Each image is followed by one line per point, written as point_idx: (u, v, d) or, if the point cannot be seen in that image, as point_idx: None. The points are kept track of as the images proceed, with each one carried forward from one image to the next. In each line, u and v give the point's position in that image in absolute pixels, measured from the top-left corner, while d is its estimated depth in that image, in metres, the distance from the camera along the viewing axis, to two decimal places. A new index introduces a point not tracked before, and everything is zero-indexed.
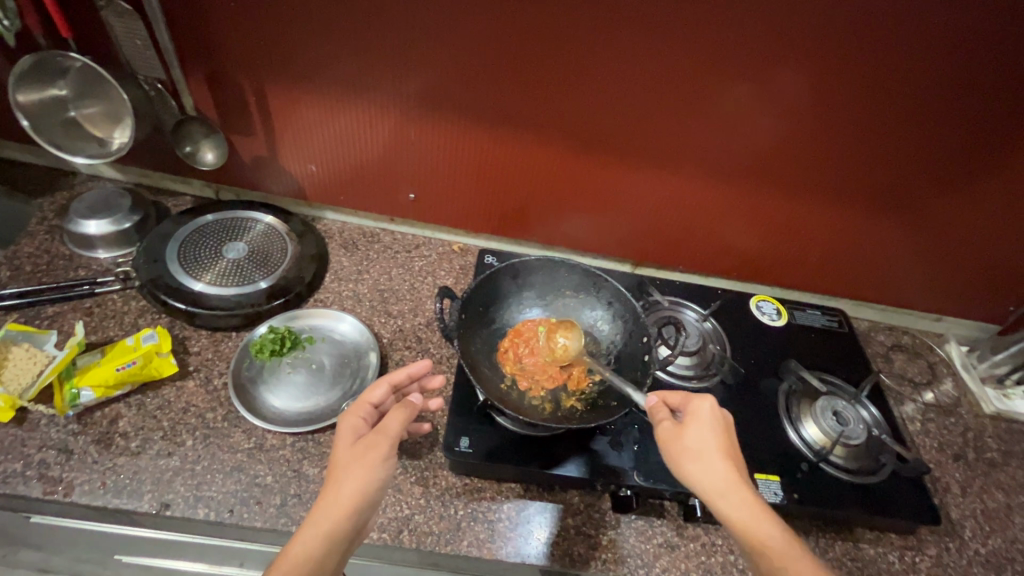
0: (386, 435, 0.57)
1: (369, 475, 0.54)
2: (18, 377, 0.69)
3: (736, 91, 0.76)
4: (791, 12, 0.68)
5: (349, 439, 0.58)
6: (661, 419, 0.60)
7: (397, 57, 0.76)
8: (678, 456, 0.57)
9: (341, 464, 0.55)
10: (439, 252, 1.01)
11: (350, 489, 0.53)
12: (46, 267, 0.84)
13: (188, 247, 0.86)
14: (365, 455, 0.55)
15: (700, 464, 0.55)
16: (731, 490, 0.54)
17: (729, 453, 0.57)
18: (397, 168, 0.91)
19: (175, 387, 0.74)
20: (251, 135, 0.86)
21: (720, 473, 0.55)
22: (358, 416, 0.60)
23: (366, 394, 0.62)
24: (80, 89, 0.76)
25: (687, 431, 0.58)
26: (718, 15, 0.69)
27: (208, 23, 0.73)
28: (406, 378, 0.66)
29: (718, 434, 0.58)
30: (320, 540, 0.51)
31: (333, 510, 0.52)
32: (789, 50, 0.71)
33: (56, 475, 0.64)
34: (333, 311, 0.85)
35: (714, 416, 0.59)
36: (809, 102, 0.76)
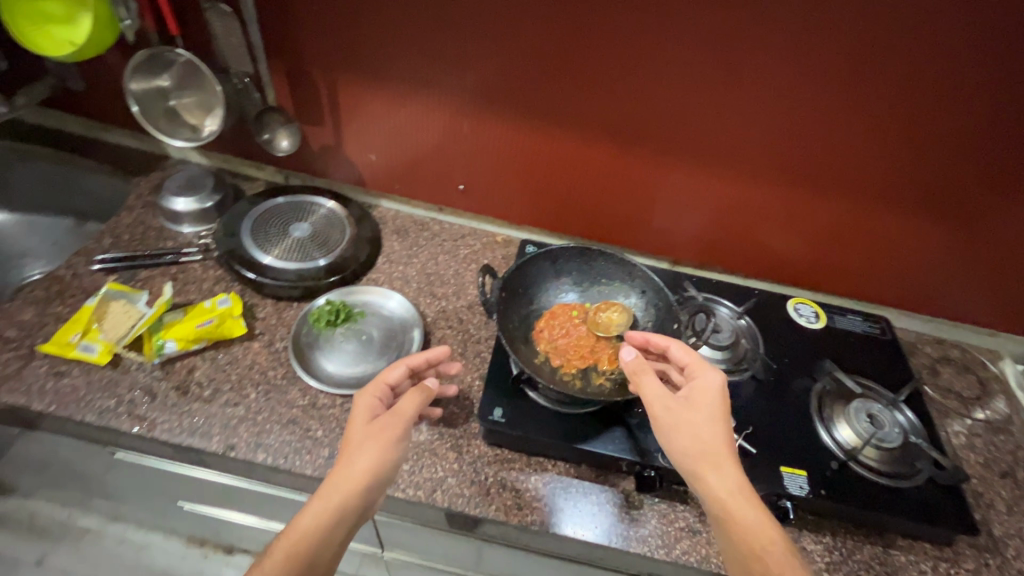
0: (402, 416, 0.64)
1: (384, 451, 0.61)
2: (116, 327, 0.79)
3: (775, 90, 0.79)
4: (835, 13, 0.70)
5: (365, 417, 0.64)
6: (670, 408, 0.62)
7: (456, 56, 0.83)
8: (700, 466, 0.58)
9: (358, 441, 0.61)
10: (484, 241, 1.06)
11: (363, 465, 0.59)
12: (141, 237, 0.96)
13: (260, 224, 0.95)
14: (385, 432, 0.62)
15: (718, 474, 0.58)
16: (742, 491, 0.57)
17: (724, 429, 0.61)
18: (449, 159, 0.97)
19: (243, 346, 0.83)
20: (321, 127, 0.95)
21: (703, 443, 0.59)
22: (374, 396, 0.67)
23: (385, 373, 0.69)
24: (181, 81, 0.87)
25: (676, 401, 0.63)
26: (763, 15, 0.72)
27: (293, 23, 0.82)
28: (424, 364, 0.73)
29: (710, 407, 0.62)
30: (332, 509, 0.57)
31: (344, 485, 0.58)
32: (830, 50, 0.73)
33: (141, 413, 0.74)
34: (383, 289, 0.92)
35: (709, 391, 0.63)
36: (848, 102, 0.78)
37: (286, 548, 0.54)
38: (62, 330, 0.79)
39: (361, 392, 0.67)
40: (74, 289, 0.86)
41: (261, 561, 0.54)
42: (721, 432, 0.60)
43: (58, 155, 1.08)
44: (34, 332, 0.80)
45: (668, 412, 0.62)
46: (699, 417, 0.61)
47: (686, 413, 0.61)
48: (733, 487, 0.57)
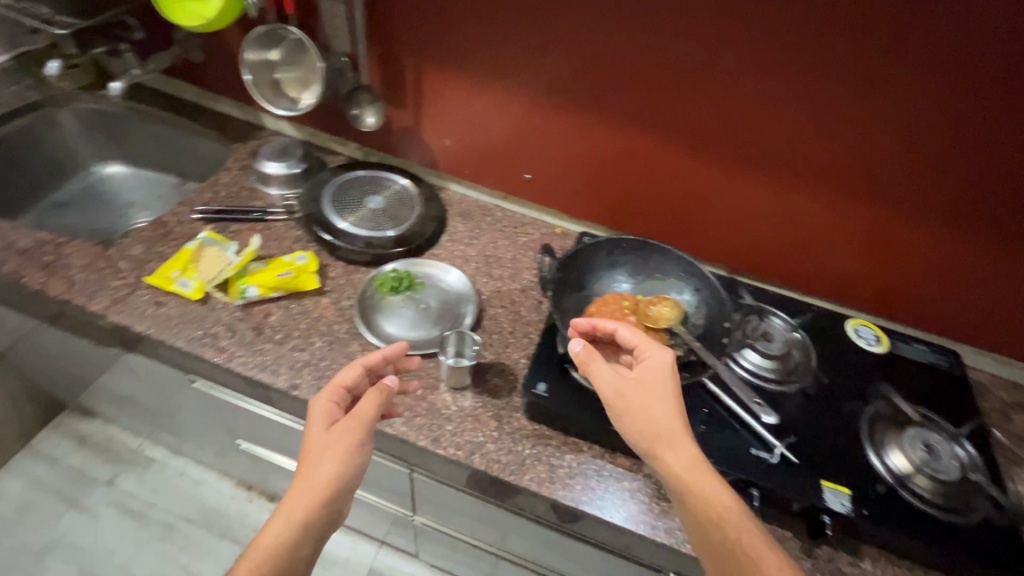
0: (361, 420, 0.67)
1: (344, 458, 0.64)
2: (209, 269, 0.88)
3: (853, 93, 0.78)
4: (921, 16, 0.70)
5: (324, 421, 0.67)
6: (624, 393, 0.64)
7: (537, 48, 0.87)
8: (658, 447, 0.61)
9: (316, 451, 0.65)
10: (543, 232, 1.08)
11: (321, 476, 0.62)
12: (236, 194, 1.06)
13: (340, 193, 1.03)
14: (340, 442, 0.65)
15: (673, 453, 0.61)
16: (698, 467, 0.60)
17: (676, 409, 0.63)
18: (518, 149, 1.00)
19: (313, 300, 0.90)
20: (403, 108, 1.01)
21: (655, 425, 0.62)
22: (332, 399, 0.69)
23: (340, 376, 0.72)
24: (289, 56, 0.96)
25: (629, 385, 0.65)
26: (846, 16, 0.73)
27: (392, 10, 0.90)
28: (380, 361, 0.74)
29: (661, 386, 0.65)
30: (292, 527, 0.60)
31: (304, 498, 0.62)
32: (913, 54, 0.73)
33: (222, 345, 0.82)
34: (443, 264, 0.97)
35: (658, 369, 0.66)
36: (929, 109, 0.76)
37: (250, 569, 0.58)
38: (163, 267, 0.89)
39: (317, 397, 0.70)
40: (177, 233, 0.96)
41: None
42: (673, 410, 0.63)
43: (174, 119, 1.20)
44: (141, 265, 0.90)
45: (622, 396, 0.64)
46: (652, 398, 0.64)
47: (638, 396, 0.64)
48: (689, 465, 0.60)
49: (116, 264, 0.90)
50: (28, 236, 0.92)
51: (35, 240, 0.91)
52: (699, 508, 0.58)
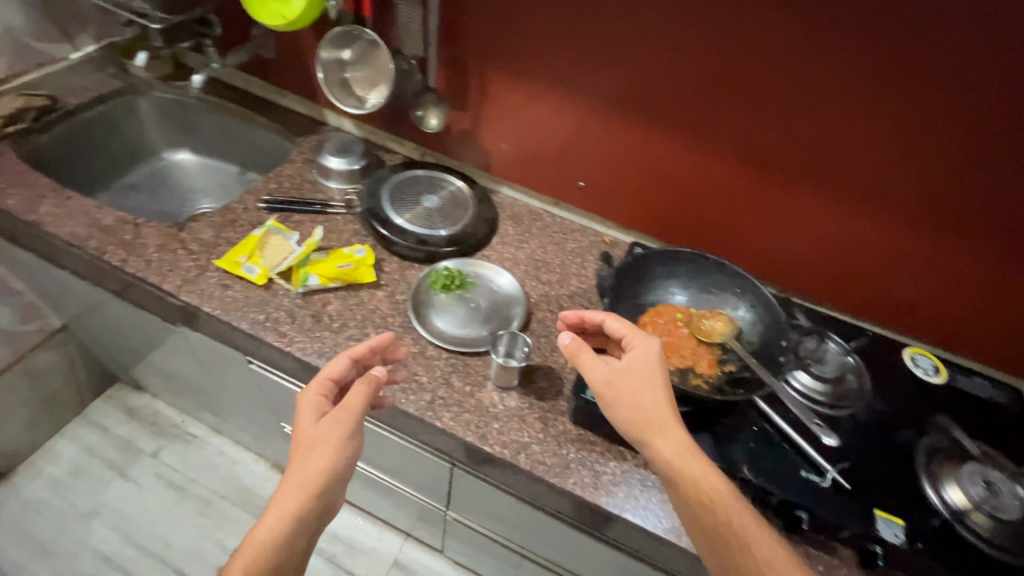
0: (350, 411, 0.71)
1: (334, 451, 0.69)
2: (273, 256, 0.93)
3: (922, 115, 0.77)
4: (1000, 41, 0.69)
5: (314, 416, 0.72)
6: (615, 381, 0.68)
7: (602, 58, 0.89)
8: (649, 435, 0.65)
9: (308, 444, 0.69)
10: (591, 240, 1.09)
11: (314, 470, 0.67)
12: (298, 186, 1.10)
13: (398, 191, 1.06)
14: (329, 435, 0.69)
15: (663, 439, 0.64)
16: (686, 452, 0.64)
17: (664, 396, 0.67)
18: (573, 157, 1.02)
19: (369, 293, 0.93)
20: (465, 112, 1.04)
21: (646, 413, 0.66)
22: (320, 393, 0.74)
23: (328, 369, 0.76)
24: (360, 58, 1.00)
25: (619, 374, 0.69)
26: (921, 38, 0.72)
27: (463, 17, 0.93)
28: (367, 353, 0.78)
29: (651, 374, 0.68)
30: (286, 519, 0.65)
31: (297, 492, 0.66)
32: (990, 78, 0.72)
33: (283, 330, 0.85)
34: (494, 266, 0.99)
35: (646, 358, 0.69)
36: (1003, 135, 0.75)
37: (248, 560, 0.63)
38: (231, 252, 0.93)
39: (306, 391, 0.74)
40: (243, 220, 1.01)
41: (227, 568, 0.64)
42: (662, 398, 0.67)
43: (241, 112, 1.25)
44: (211, 249, 0.95)
45: (611, 386, 0.68)
46: (642, 387, 0.67)
47: (629, 384, 0.67)
48: (678, 451, 0.64)
49: (187, 246, 0.95)
50: (111, 215, 0.97)
51: (116, 219, 0.97)
52: (688, 493, 0.62)
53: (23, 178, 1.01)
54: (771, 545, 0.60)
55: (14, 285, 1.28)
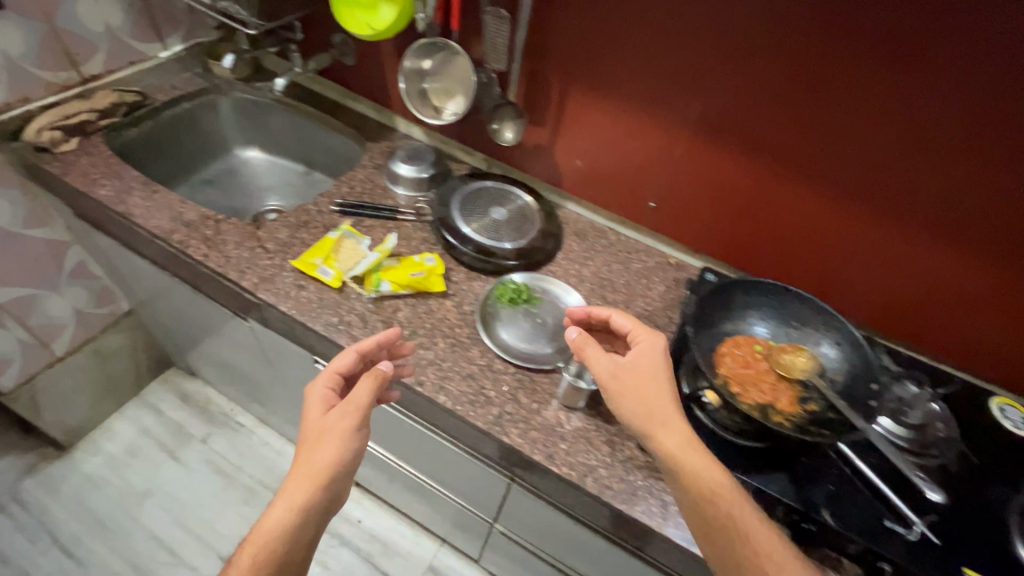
0: (357, 402, 0.74)
1: (342, 442, 0.71)
2: (347, 260, 0.95)
3: None
4: None
5: (322, 408, 0.75)
6: (618, 372, 0.72)
7: (689, 81, 0.88)
8: (652, 425, 0.68)
9: (316, 435, 0.72)
10: (656, 260, 1.08)
11: (320, 461, 0.69)
12: (369, 190, 1.12)
13: (467, 201, 1.07)
14: (338, 426, 0.72)
15: (665, 429, 0.68)
16: (687, 442, 0.67)
17: (666, 390, 0.71)
18: (646, 176, 1.01)
19: (438, 301, 0.93)
20: (540, 126, 1.04)
21: (648, 405, 0.70)
22: (328, 386, 0.77)
23: (336, 362, 0.78)
24: (441, 69, 1.02)
25: (623, 367, 0.73)
26: None
27: (551, 35, 0.93)
28: (375, 347, 0.80)
29: (654, 368, 0.73)
30: (293, 509, 0.67)
31: (305, 483, 0.68)
32: None
33: (355, 334, 0.87)
34: (563, 284, 0.99)
35: (649, 354, 0.74)
36: None
37: (256, 549, 0.65)
38: (307, 253, 0.95)
39: (314, 383, 0.77)
40: (317, 222, 1.03)
41: (234, 563, 0.65)
42: (664, 390, 0.71)
43: (315, 114, 1.29)
44: (287, 249, 0.97)
45: (615, 377, 0.72)
46: (646, 379, 0.71)
47: (631, 376, 0.72)
48: (678, 440, 0.67)
49: (264, 245, 0.97)
50: (194, 210, 1.01)
51: (198, 214, 1.00)
52: (690, 483, 0.65)
53: (115, 171, 1.06)
54: (766, 537, 0.63)
55: (91, 269, 1.34)
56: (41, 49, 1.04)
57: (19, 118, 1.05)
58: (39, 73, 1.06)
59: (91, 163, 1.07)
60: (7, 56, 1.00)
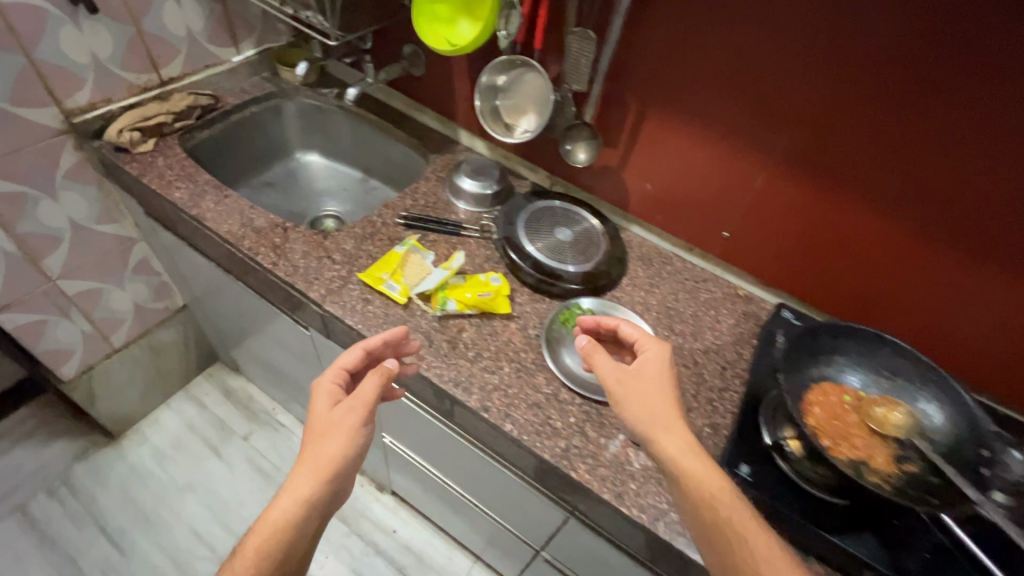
0: (363, 400, 0.75)
1: (348, 439, 0.73)
2: (413, 275, 0.94)
3: None
4: None
5: (329, 403, 0.76)
6: (622, 378, 0.73)
7: (778, 111, 0.82)
8: (655, 431, 0.68)
9: (321, 430, 0.73)
10: (724, 291, 1.04)
11: (325, 456, 0.71)
12: (433, 203, 1.11)
13: (532, 220, 1.05)
14: (343, 423, 0.74)
15: (667, 437, 0.67)
16: (690, 452, 0.66)
17: (670, 398, 0.71)
18: (720, 204, 0.97)
19: (503, 323, 0.91)
20: (613, 148, 1.02)
21: (653, 411, 0.70)
22: (336, 382, 0.78)
23: (342, 359, 0.80)
24: (516, 86, 1.00)
25: (628, 373, 0.74)
26: None
27: (632, 56, 0.90)
28: (380, 345, 0.80)
29: (659, 377, 0.73)
30: (298, 502, 0.69)
31: (310, 477, 0.70)
32: None
33: (421, 353, 0.85)
34: (631, 313, 0.96)
35: (655, 362, 0.74)
36: None
37: (260, 539, 0.67)
38: (374, 266, 0.95)
39: (321, 379, 0.79)
40: (382, 234, 1.02)
41: (238, 555, 0.66)
42: (669, 398, 0.71)
43: (378, 123, 1.29)
44: (353, 260, 0.97)
45: (619, 382, 0.73)
46: (650, 386, 0.72)
47: (636, 382, 0.72)
48: (681, 449, 0.66)
49: (331, 255, 0.97)
50: (263, 217, 1.01)
51: (267, 221, 1.01)
52: (689, 486, 0.64)
53: (188, 173, 1.07)
54: (765, 542, 0.61)
55: (153, 266, 1.36)
56: (126, 51, 1.06)
57: (101, 117, 1.09)
58: (122, 75, 1.09)
59: (165, 164, 1.09)
60: (95, 57, 1.02)
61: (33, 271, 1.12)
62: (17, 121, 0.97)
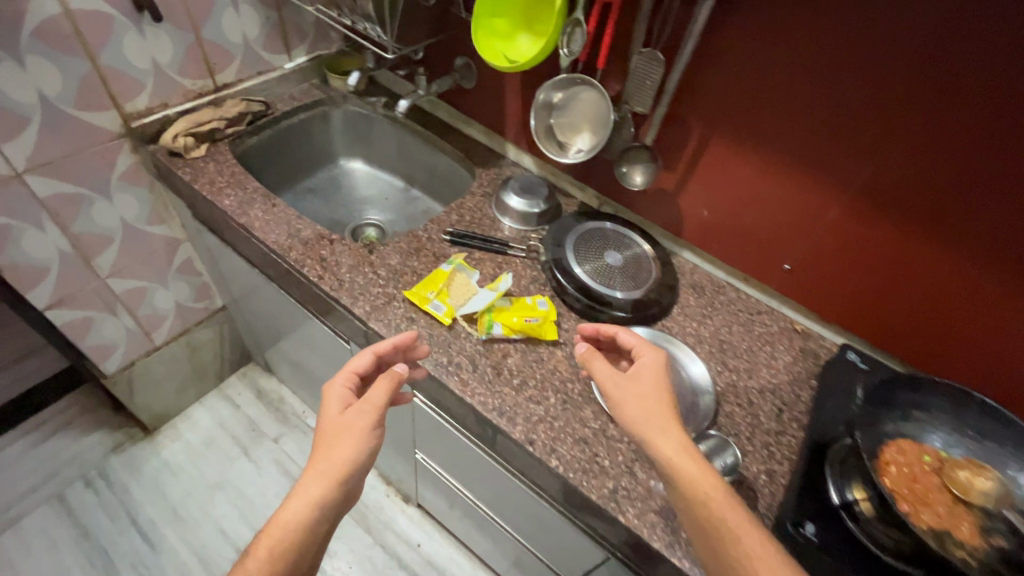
0: (373, 403, 0.73)
1: (359, 441, 0.70)
2: (459, 295, 0.92)
3: None
4: None
5: (339, 406, 0.74)
6: (615, 379, 0.71)
7: (857, 144, 0.77)
8: (649, 432, 0.65)
9: (332, 434, 0.70)
10: (779, 325, 0.99)
11: (337, 459, 0.68)
12: (478, 220, 1.09)
13: (581, 242, 1.02)
14: (355, 426, 0.71)
15: (661, 438, 0.64)
16: (685, 454, 0.63)
17: (665, 399, 0.68)
18: (784, 236, 0.92)
19: (549, 350, 0.88)
20: (670, 171, 0.98)
21: (647, 412, 0.67)
22: (345, 385, 0.76)
23: (354, 362, 0.78)
24: (571, 105, 0.97)
25: (624, 377, 0.72)
26: None
27: (699, 79, 0.86)
28: (391, 349, 0.79)
29: (655, 379, 0.71)
30: (310, 507, 0.66)
31: (322, 482, 0.67)
32: None
33: (465, 378, 0.83)
34: (688, 350, 0.90)
35: (650, 365, 0.72)
36: None
37: (269, 544, 0.64)
38: (420, 284, 0.93)
39: (332, 383, 0.77)
40: (428, 250, 1.01)
41: (246, 558, 0.63)
42: (665, 400, 0.68)
43: (424, 133, 1.28)
44: (398, 277, 0.95)
45: (616, 387, 0.71)
46: (645, 387, 0.69)
47: (631, 384, 0.70)
48: (676, 451, 0.63)
49: (376, 270, 0.96)
50: (310, 227, 1.01)
51: (314, 232, 1.00)
52: (683, 488, 0.61)
53: (238, 180, 1.08)
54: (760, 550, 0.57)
55: (196, 267, 1.38)
56: (185, 57, 1.07)
57: (157, 122, 1.09)
58: (179, 80, 1.10)
59: (216, 169, 1.10)
60: (155, 62, 1.04)
61: (84, 269, 1.14)
62: (78, 123, 0.98)
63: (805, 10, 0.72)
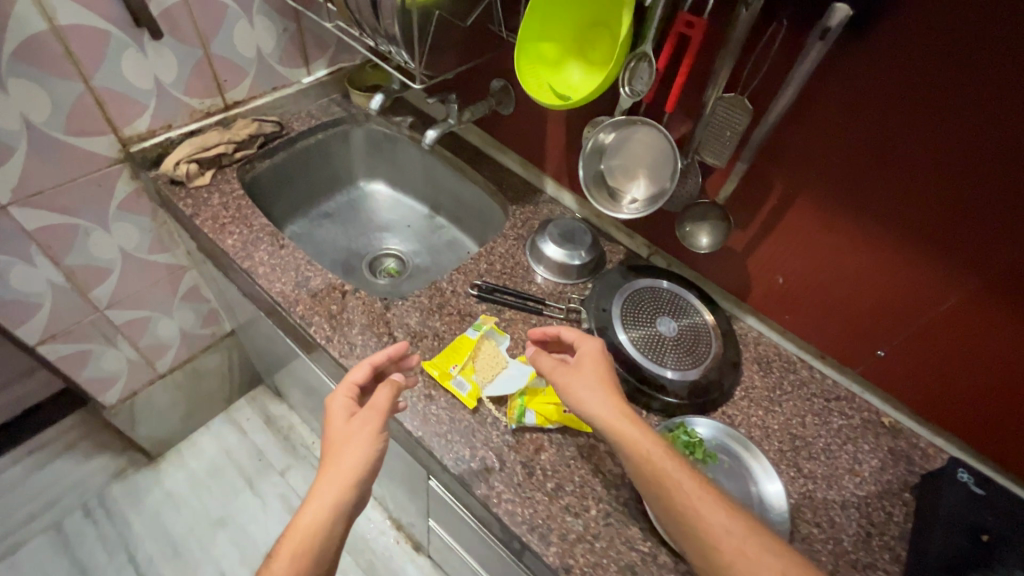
0: (378, 408, 0.63)
1: (372, 439, 0.61)
2: (485, 370, 0.79)
3: None
4: None
5: (342, 414, 0.64)
6: (554, 365, 0.69)
7: (990, 228, 0.61)
8: (583, 404, 0.64)
9: (339, 439, 0.61)
10: (863, 417, 0.83)
11: (349, 462, 0.59)
12: (511, 270, 0.95)
13: (630, 306, 0.87)
14: (365, 431, 0.61)
15: (593, 408, 0.63)
16: (623, 424, 0.61)
17: (602, 375, 0.67)
18: (877, 321, 0.77)
19: (589, 444, 0.75)
20: (742, 230, 0.83)
21: (581, 391, 0.65)
22: (346, 395, 0.66)
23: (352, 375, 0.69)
24: (623, 147, 0.82)
25: (564, 364, 0.69)
26: None
27: (791, 129, 0.70)
28: (387, 360, 0.71)
29: (593, 358, 0.69)
30: (329, 510, 0.56)
31: (335, 484, 0.57)
32: None
33: (490, 479, 0.70)
34: (763, 459, 0.75)
35: (588, 349, 0.70)
36: None
37: (291, 550, 0.54)
38: (441, 354, 0.81)
39: (333, 397, 0.66)
40: (451, 307, 0.88)
41: (270, 561, 0.54)
42: (601, 375, 0.67)
43: (453, 160, 1.14)
44: (417, 341, 0.83)
45: (560, 376, 0.67)
46: (583, 367, 0.68)
47: (570, 367, 0.68)
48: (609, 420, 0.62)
49: (392, 332, 0.83)
50: (320, 275, 0.89)
51: (324, 281, 0.88)
52: (637, 464, 0.59)
53: (243, 215, 0.97)
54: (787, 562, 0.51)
55: (203, 293, 1.28)
56: (191, 74, 0.96)
57: (159, 146, 0.98)
58: (185, 99, 0.98)
59: (221, 202, 0.99)
60: (158, 82, 0.92)
61: (81, 300, 1.05)
62: (71, 150, 0.88)
63: (945, 59, 0.56)
